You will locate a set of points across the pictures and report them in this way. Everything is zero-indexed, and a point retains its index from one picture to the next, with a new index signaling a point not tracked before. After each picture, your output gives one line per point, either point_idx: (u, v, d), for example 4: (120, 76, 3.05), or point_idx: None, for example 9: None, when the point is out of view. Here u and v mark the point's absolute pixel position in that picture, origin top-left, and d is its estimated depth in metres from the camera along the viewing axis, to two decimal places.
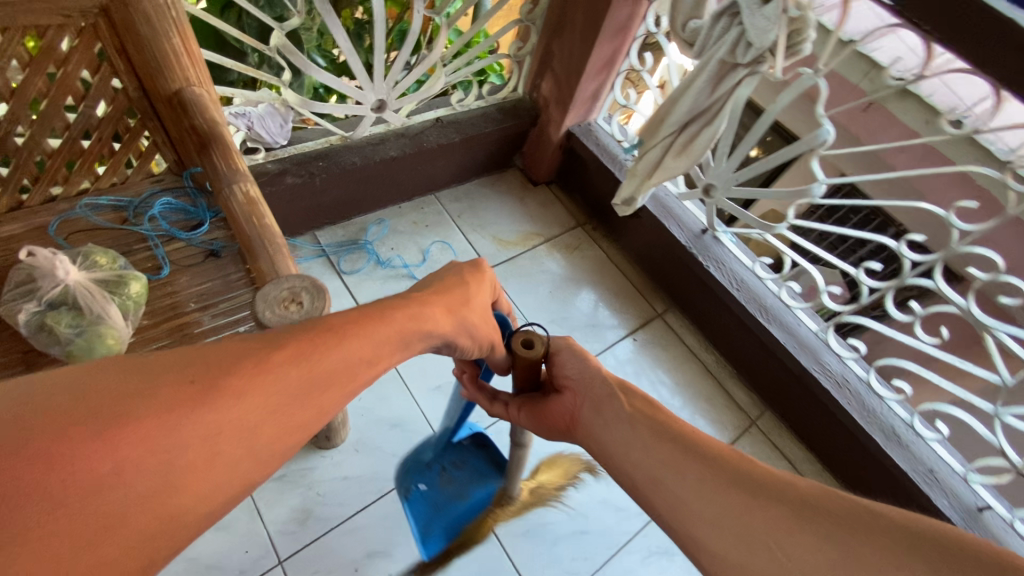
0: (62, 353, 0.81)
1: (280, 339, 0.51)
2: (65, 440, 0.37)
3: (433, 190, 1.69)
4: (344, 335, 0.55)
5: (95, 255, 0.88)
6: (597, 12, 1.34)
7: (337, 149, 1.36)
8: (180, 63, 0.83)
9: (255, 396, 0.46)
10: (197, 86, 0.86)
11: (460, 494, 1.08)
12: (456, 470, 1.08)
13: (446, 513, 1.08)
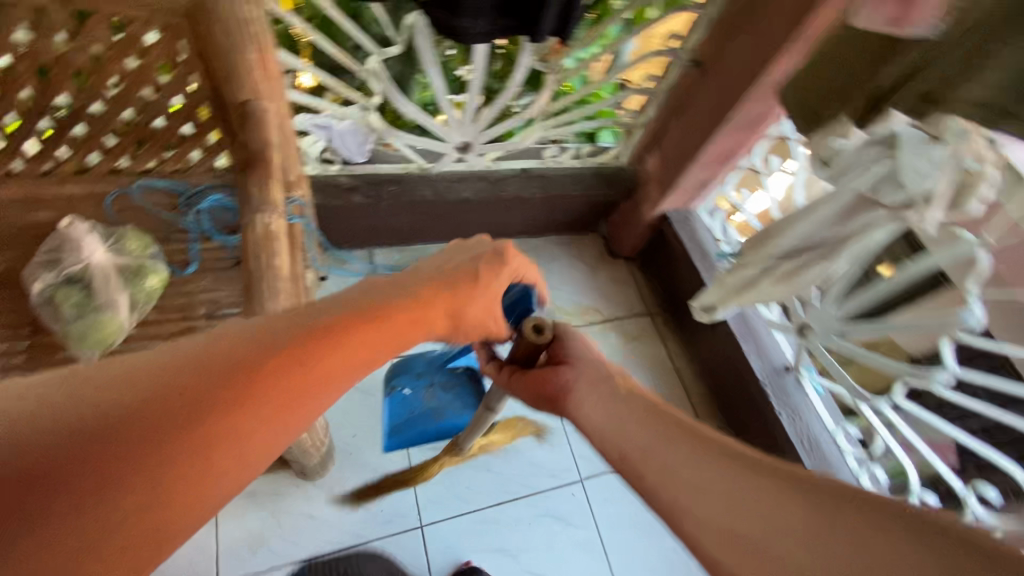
0: (59, 332, 0.81)
1: (278, 341, 0.48)
2: (50, 462, 0.36)
3: (503, 236, 1.60)
4: (348, 336, 0.52)
5: (128, 240, 0.88)
6: (725, 103, 1.19)
7: (413, 178, 1.32)
8: (252, 77, 0.81)
9: (251, 403, 0.45)
10: (264, 102, 0.84)
11: (437, 413, 1.18)
12: (441, 391, 1.18)
13: (420, 428, 1.20)
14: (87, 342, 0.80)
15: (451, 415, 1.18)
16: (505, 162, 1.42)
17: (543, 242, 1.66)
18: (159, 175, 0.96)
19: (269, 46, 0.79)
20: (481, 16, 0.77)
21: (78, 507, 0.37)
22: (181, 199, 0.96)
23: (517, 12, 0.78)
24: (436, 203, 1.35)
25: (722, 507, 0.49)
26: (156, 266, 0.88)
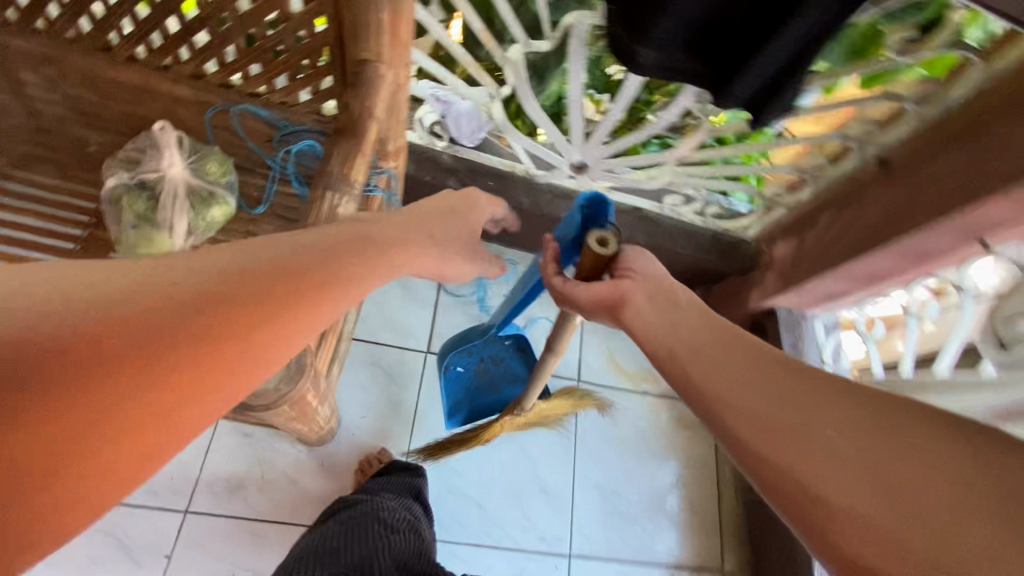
0: (115, 236, 0.78)
1: (230, 269, 0.42)
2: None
3: None
4: (310, 271, 0.46)
5: (210, 159, 0.84)
6: (901, 218, 0.94)
7: (515, 180, 1.23)
8: (377, 37, 0.74)
9: (216, 337, 0.40)
10: (383, 66, 0.77)
11: (492, 387, 1.07)
12: (493, 364, 1.07)
13: (476, 403, 1.08)
14: (137, 255, 0.78)
15: (507, 388, 1.07)
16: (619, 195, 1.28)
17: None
18: (263, 104, 0.92)
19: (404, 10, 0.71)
20: (668, 53, 0.56)
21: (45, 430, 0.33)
22: (278, 134, 0.92)
23: (716, 57, 0.57)
24: (530, 213, 1.25)
25: (776, 403, 0.47)
26: (226, 196, 0.84)
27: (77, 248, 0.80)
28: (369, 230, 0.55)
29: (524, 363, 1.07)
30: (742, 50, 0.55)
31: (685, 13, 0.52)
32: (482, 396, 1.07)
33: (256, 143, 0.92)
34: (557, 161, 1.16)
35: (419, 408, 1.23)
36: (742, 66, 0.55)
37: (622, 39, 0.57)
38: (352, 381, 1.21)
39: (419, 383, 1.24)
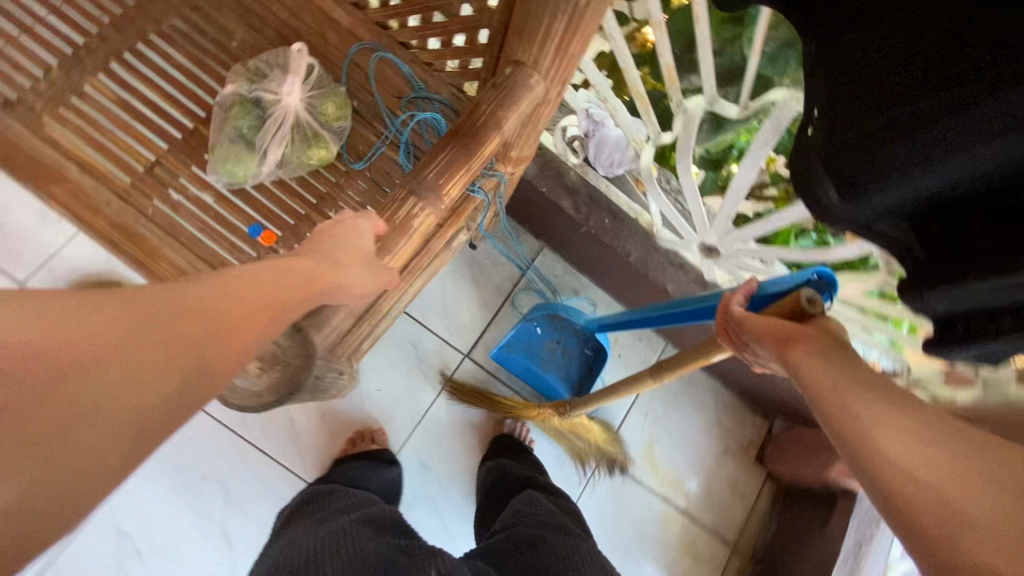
0: (213, 141, 0.76)
1: (178, 296, 0.49)
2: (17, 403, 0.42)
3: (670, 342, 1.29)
4: (258, 280, 0.53)
5: (329, 100, 0.80)
6: None
7: (633, 228, 1.08)
8: (540, 42, 0.62)
9: (186, 330, 0.48)
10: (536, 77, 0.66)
11: (546, 365, 1.16)
12: (564, 350, 1.15)
13: (527, 368, 1.17)
14: (224, 167, 0.75)
15: (556, 377, 1.15)
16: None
17: (703, 379, 1.30)
18: (408, 58, 0.85)
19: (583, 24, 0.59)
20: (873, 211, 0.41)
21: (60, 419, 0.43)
22: (409, 95, 0.84)
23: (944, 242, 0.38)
24: (630, 267, 1.10)
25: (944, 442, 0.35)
26: (329, 142, 0.79)
27: (179, 137, 0.79)
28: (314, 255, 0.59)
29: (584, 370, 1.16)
30: (969, 257, 0.37)
31: (905, 177, 0.37)
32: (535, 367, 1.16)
33: (382, 96, 0.85)
34: (689, 232, 1.00)
35: (432, 405, 1.18)
36: (963, 272, 0.38)
37: (814, 162, 0.43)
38: (382, 351, 1.17)
39: (445, 381, 1.19)
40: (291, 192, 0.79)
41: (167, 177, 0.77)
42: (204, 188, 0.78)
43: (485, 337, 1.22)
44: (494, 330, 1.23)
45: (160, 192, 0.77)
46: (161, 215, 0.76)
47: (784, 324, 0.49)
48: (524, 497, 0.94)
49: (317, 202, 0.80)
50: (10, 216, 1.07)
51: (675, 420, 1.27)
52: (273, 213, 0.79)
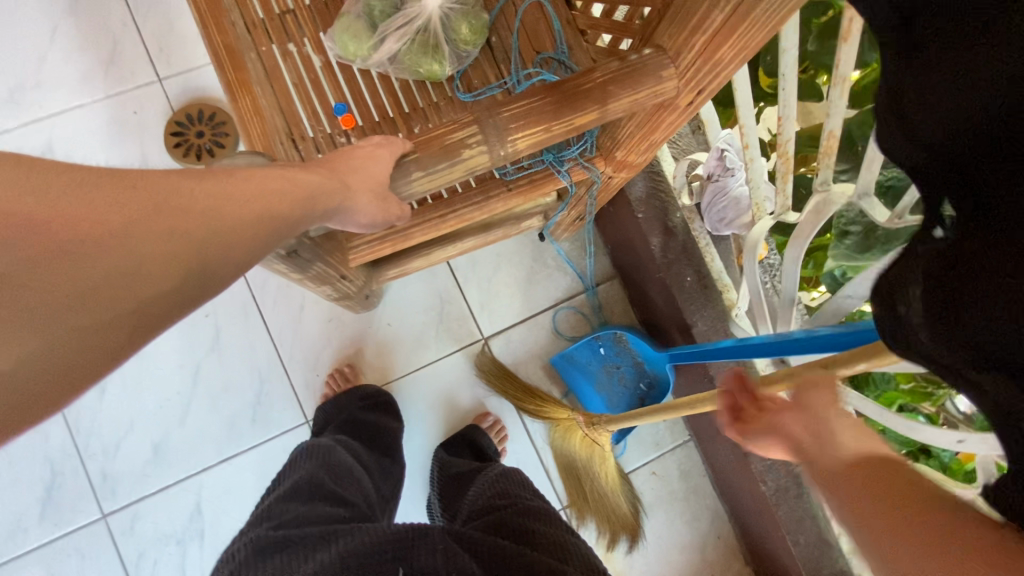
0: (344, 10, 0.75)
1: (188, 171, 0.44)
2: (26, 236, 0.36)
3: (694, 437, 1.14)
4: (275, 174, 0.48)
5: (466, 21, 0.75)
6: None
7: (713, 300, 0.95)
8: (686, 30, 0.52)
9: (211, 208, 0.43)
10: (667, 72, 0.56)
11: (595, 384, 1.11)
12: (616, 376, 1.11)
13: (572, 381, 1.12)
14: (339, 37, 0.74)
15: (599, 399, 1.10)
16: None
17: (708, 496, 1.13)
18: (564, 17, 0.79)
19: (741, 20, 0.48)
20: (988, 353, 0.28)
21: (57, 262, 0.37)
22: (547, 53, 0.79)
23: None
24: (687, 337, 0.97)
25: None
26: (445, 61, 0.76)
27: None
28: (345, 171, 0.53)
29: (628, 408, 1.10)
30: None
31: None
32: (582, 382, 1.11)
33: (521, 43, 0.80)
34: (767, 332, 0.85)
35: (427, 366, 1.13)
36: None
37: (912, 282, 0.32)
38: (411, 291, 1.14)
39: (451, 350, 1.13)
40: (390, 92, 0.78)
41: (293, 28, 0.79)
42: (318, 52, 0.78)
43: (511, 329, 1.15)
44: (523, 328, 1.15)
45: (281, 40, 0.78)
46: (269, 58, 0.77)
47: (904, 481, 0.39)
48: (502, 477, 0.86)
49: (408, 111, 0.78)
50: (180, 22, 1.16)
51: (654, 520, 1.12)
52: (364, 103, 0.78)
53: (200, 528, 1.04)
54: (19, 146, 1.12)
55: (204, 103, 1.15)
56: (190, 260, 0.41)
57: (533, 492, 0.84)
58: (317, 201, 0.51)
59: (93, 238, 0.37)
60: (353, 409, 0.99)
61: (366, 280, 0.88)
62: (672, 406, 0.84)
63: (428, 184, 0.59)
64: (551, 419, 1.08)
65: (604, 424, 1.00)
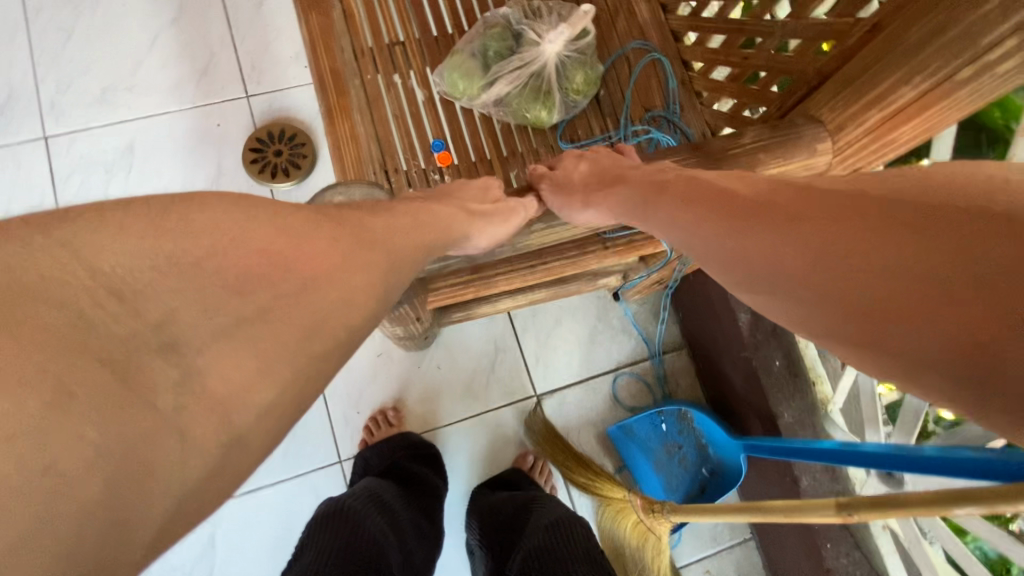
0: (457, 48, 0.73)
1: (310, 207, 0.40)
2: (163, 275, 0.32)
3: (755, 537, 1.02)
4: (394, 214, 0.44)
5: (581, 70, 0.72)
6: None
7: (803, 392, 0.86)
8: (862, 102, 0.47)
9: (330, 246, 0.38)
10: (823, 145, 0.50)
11: (654, 463, 1.02)
12: (677, 457, 1.01)
13: (627, 456, 1.03)
14: (448, 74, 0.72)
15: (656, 480, 1.01)
16: (886, 540, 0.83)
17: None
18: (681, 77, 0.76)
19: (931, 101, 0.43)
20: None
21: (192, 303, 0.33)
22: (657, 111, 0.75)
23: None
24: (770, 428, 0.88)
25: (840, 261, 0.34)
26: (554, 109, 0.73)
27: (434, 35, 0.78)
28: (462, 214, 0.48)
29: (688, 494, 0.99)
30: None
31: None
32: (640, 459, 1.02)
33: (632, 97, 0.76)
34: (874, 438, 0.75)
35: (474, 417, 1.05)
36: None
37: None
38: (466, 337, 1.08)
39: (502, 405, 1.06)
40: (490, 134, 0.75)
41: (401, 60, 0.76)
42: (423, 87, 0.76)
43: (567, 390, 1.07)
44: (579, 390, 1.07)
45: (386, 71, 0.76)
46: (373, 87, 0.75)
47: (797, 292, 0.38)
48: (540, 523, 0.77)
49: (506, 155, 0.74)
50: (276, 44, 1.18)
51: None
52: (463, 142, 0.74)
53: (209, 564, 0.96)
54: (101, 143, 1.13)
55: (287, 123, 1.15)
56: (304, 299, 0.36)
57: (579, 544, 0.74)
58: (431, 242, 0.45)
59: (209, 274, 0.34)
60: (403, 458, 0.95)
61: (433, 323, 0.83)
62: (759, 507, 0.71)
63: (546, 238, 0.56)
64: (602, 497, 0.98)
65: (668, 513, 0.89)
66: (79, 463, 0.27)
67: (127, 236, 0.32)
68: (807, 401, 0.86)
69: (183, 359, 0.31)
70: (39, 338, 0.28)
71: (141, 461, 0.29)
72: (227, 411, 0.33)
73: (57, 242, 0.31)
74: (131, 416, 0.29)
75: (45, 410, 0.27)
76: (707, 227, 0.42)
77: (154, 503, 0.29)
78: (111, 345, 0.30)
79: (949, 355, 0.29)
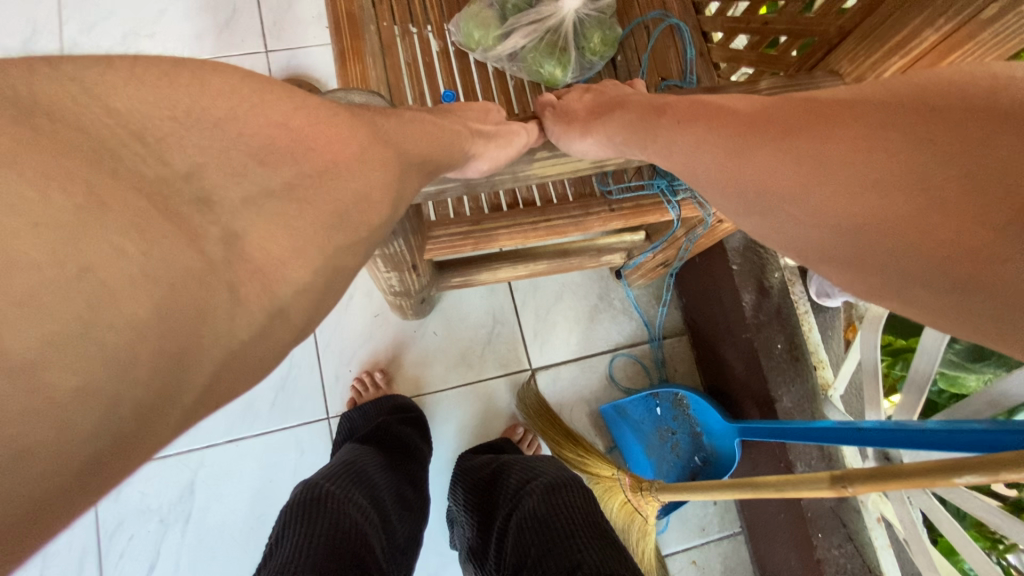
0: None
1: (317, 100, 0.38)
2: (181, 129, 0.30)
3: (745, 529, 1.00)
4: (404, 119, 0.43)
5: (598, 31, 0.71)
6: None
7: (803, 381, 0.83)
8: (884, 50, 0.47)
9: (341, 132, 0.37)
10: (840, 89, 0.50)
11: (646, 447, 1.00)
12: (670, 441, 0.99)
13: (619, 437, 1.01)
14: (464, 24, 0.71)
15: (646, 463, 0.99)
16: (880, 533, 0.80)
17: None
18: (699, 47, 0.74)
19: (956, 43, 0.42)
20: None
21: (217, 163, 0.30)
22: (672, 80, 0.72)
23: None
24: (767, 413, 0.85)
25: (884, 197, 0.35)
26: (569, 67, 0.72)
27: None
28: (474, 136, 0.48)
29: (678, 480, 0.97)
30: None
31: None
32: (631, 440, 1.00)
33: (648, 65, 0.75)
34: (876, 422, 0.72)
35: (464, 387, 1.03)
36: None
37: None
38: (465, 309, 1.06)
39: (495, 377, 1.04)
40: (503, 88, 0.74)
41: (418, 12, 0.76)
42: (438, 38, 0.75)
43: (562, 366, 1.05)
44: (575, 368, 1.05)
45: (405, 23, 0.75)
46: (388, 36, 0.74)
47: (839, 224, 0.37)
48: (534, 487, 0.72)
49: (518, 112, 0.73)
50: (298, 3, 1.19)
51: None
52: (476, 96, 0.73)
53: (187, 510, 0.94)
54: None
55: (304, 79, 1.15)
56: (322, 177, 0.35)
57: (575, 510, 0.68)
58: (441, 155, 0.44)
59: (233, 139, 0.31)
60: (386, 418, 0.91)
61: (429, 282, 0.81)
62: (751, 484, 0.68)
63: (549, 169, 0.52)
64: (591, 475, 0.96)
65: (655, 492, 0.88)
66: (125, 280, 0.24)
67: (142, 85, 0.30)
68: (807, 387, 0.83)
69: (219, 218, 0.29)
70: (67, 153, 0.25)
71: (193, 300, 0.27)
72: (266, 276, 0.31)
73: (65, 76, 0.28)
74: (179, 251, 0.27)
75: (81, 213, 0.24)
76: (734, 154, 0.42)
77: (208, 348, 0.27)
78: (145, 185, 0.27)
79: (938, 278, 0.33)
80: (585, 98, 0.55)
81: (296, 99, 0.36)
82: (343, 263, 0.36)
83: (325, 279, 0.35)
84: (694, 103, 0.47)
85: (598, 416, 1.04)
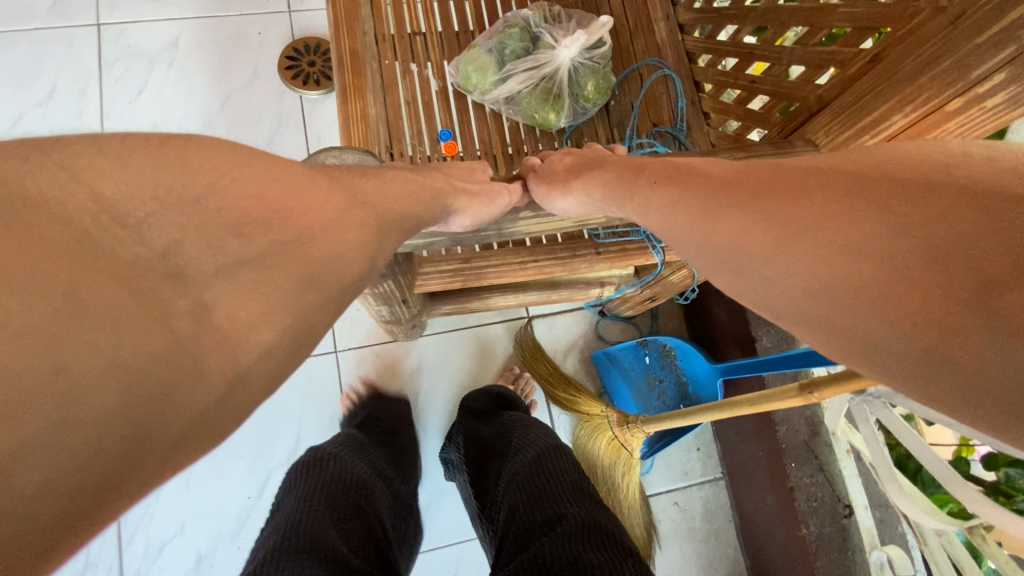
0: (476, 42, 0.75)
1: (303, 167, 0.41)
2: (167, 212, 0.33)
3: (722, 474, 1.05)
4: (389, 177, 0.46)
5: (593, 78, 0.74)
6: None
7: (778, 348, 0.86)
8: (853, 129, 0.50)
9: (321, 200, 0.40)
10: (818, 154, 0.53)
11: (638, 393, 1.03)
12: (660, 389, 1.03)
13: (613, 386, 1.05)
14: (463, 67, 0.73)
15: (636, 404, 1.03)
16: (848, 464, 0.83)
17: (729, 545, 1.02)
18: (690, 97, 0.77)
19: (922, 129, 0.45)
20: None
21: (192, 239, 0.33)
22: (664, 126, 0.75)
23: None
24: (749, 351, 0.91)
25: (827, 273, 0.37)
26: (563, 112, 0.74)
27: (455, 29, 0.80)
28: (453, 191, 0.50)
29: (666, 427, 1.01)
30: None
31: None
32: (623, 386, 1.04)
33: (641, 112, 0.77)
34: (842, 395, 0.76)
35: (465, 335, 1.07)
36: None
37: None
38: (461, 325, 1.07)
39: (492, 320, 1.08)
40: (498, 130, 0.76)
41: (420, 50, 0.78)
42: (437, 76, 0.77)
43: (558, 315, 1.09)
44: (570, 318, 1.10)
45: (404, 57, 0.77)
46: (389, 73, 0.76)
47: (781, 298, 0.40)
48: (532, 456, 0.72)
49: (511, 151, 0.76)
50: None
51: (666, 554, 1.00)
52: (471, 133, 0.76)
53: None
54: (147, 38, 1.14)
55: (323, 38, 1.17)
56: (293, 249, 0.37)
57: (571, 480, 0.68)
58: (421, 211, 0.47)
59: (212, 218, 0.35)
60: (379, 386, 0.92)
61: (420, 309, 0.82)
62: (728, 404, 0.78)
63: (534, 226, 0.57)
64: (581, 413, 0.99)
65: (642, 425, 0.92)
66: (95, 373, 0.27)
67: (130, 166, 0.34)
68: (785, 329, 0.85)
69: (189, 291, 0.32)
70: (52, 251, 0.29)
71: (156, 379, 0.29)
72: (233, 343, 0.33)
73: (55, 165, 0.32)
74: (147, 336, 0.29)
75: (56, 316, 0.28)
76: (697, 222, 0.45)
77: (169, 421, 0.30)
78: (122, 266, 0.30)
79: (895, 350, 0.33)
80: (565, 161, 0.58)
81: (277, 170, 0.39)
82: (315, 325, 0.38)
83: (293, 343, 0.37)
84: (664, 165, 0.50)
85: (590, 360, 1.08)
